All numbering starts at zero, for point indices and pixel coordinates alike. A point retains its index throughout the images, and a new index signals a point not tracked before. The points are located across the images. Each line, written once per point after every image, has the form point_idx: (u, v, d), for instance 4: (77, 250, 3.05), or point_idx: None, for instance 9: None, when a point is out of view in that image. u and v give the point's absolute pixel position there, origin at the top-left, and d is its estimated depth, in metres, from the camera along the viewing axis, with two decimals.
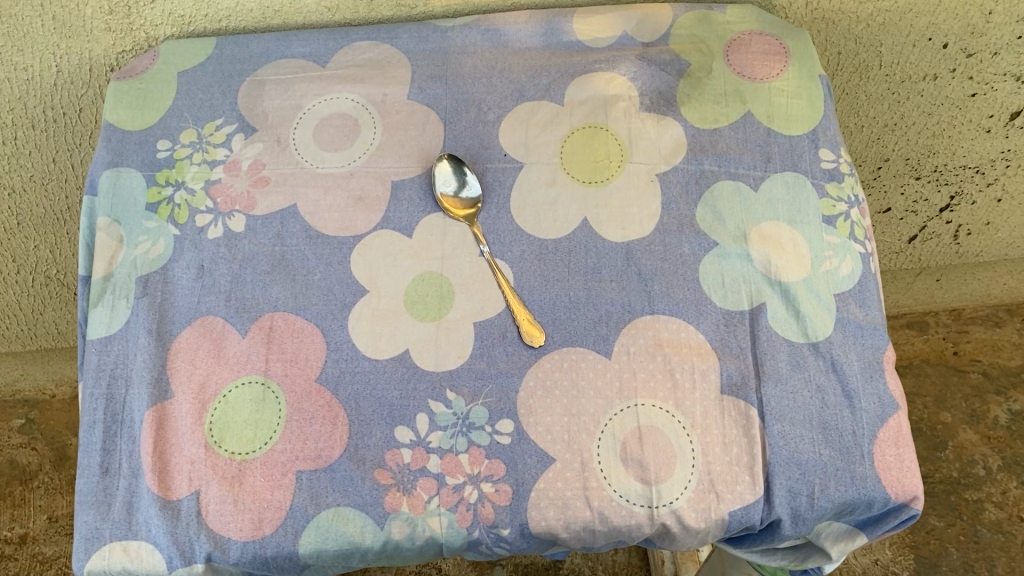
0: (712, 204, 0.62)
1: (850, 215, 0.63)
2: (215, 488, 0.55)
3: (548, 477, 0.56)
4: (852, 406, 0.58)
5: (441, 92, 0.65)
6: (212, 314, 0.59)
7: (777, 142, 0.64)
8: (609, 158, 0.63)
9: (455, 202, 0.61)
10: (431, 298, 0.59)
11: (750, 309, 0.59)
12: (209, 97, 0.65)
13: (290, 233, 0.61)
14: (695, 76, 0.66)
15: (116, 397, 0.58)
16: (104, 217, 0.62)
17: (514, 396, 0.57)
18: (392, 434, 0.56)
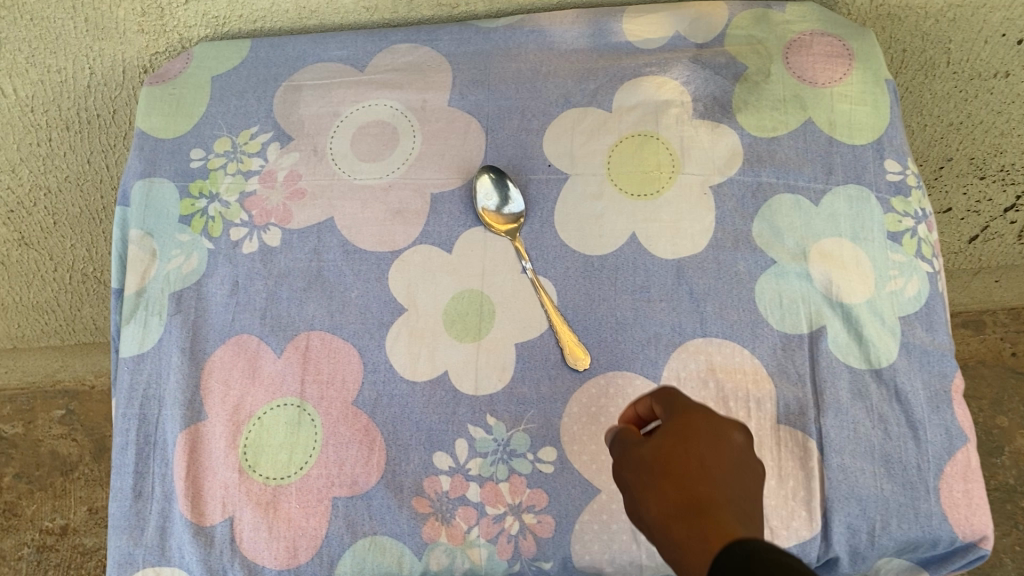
0: (770, 219, 0.59)
1: (917, 231, 0.59)
2: (249, 514, 0.54)
3: (593, 508, 0.53)
4: (916, 437, 0.54)
5: (483, 98, 0.62)
6: (247, 332, 0.57)
7: (840, 152, 0.60)
8: (660, 169, 0.60)
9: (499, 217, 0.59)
10: (471, 318, 0.57)
11: (810, 332, 0.56)
12: (243, 103, 0.63)
13: (326, 247, 0.59)
14: (752, 80, 0.62)
15: (149, 418, 0.56)
16: (136, 230, 0.60)
17: (558, 422, 0.55)
18: (431, 459, 0.54)
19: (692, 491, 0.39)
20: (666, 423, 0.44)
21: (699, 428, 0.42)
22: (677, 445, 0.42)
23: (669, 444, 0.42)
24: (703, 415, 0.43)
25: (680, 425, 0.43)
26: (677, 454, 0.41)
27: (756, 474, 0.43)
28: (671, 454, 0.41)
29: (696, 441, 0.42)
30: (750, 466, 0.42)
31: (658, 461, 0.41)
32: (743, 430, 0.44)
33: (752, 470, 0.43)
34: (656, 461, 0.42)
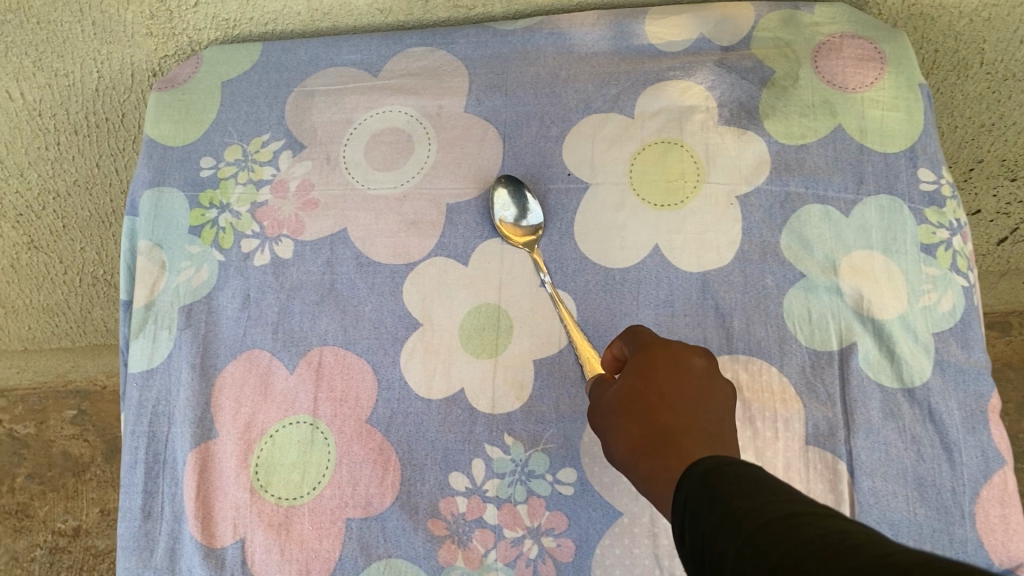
0: (799, 230, 0.57)
1: (953, 243, 0.57)
2: (261, 536, 0.52)
3: (615, 532, 0.51)
4: (951, 459, 0.52)
5: (501, 104, 0.60)
6: (259, 347, 0.55)
7: (871, 160, 0.58)
8: (684, 178, 0.58)
9: (518, 230, 0.57)
10: (488, 333, 0.55)
11: (840, 349, 0.54)
12: (255, 110, 0.61)
13: (340, 259, 0.57)
14: (780, 84, 0.60)
15: (158, 436, 0.55)
16: (145, 241, 0.59)
17: (578, 442, 0.53)
18: (447, 480, 0.53)
19: (653, 427, 0.41)
20: (629, 361, 0.45)
21: (658, 361, 0.44)
22: (637, 382, 0.44)
23: (633, 384, 0.44)
24: (661, 346, 0.45)
25: (638, 361, 0.45)
26: (638, 394, 0.43)
27: (727, 392, 0.44)
28: (632, 394, 0.43)
29: (653, 374, 0.43)
30: (716, 385, 0.43)
31: (621, 403, 0.43)
32: (705, 354, 0.45)
33: (720, 388, 0.43)
34: (621, 403, 0.44)
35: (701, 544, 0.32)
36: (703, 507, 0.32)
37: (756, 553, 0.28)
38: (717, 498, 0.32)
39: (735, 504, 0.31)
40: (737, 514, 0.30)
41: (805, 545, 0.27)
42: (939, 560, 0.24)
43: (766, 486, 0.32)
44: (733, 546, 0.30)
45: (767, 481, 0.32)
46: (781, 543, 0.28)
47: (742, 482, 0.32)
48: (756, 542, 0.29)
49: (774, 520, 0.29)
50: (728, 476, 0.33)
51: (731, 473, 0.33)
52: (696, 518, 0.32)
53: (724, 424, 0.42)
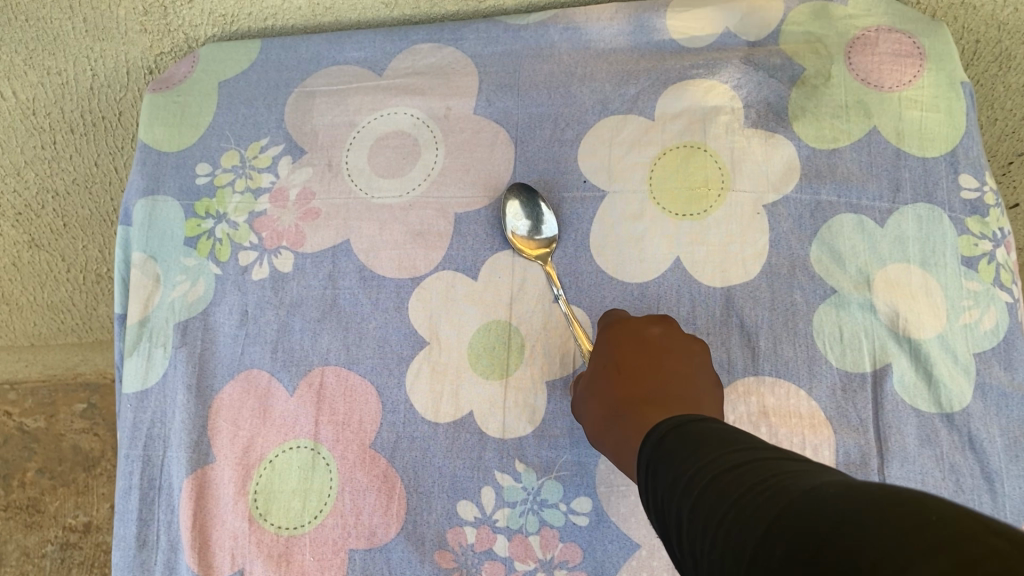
0: (830, 242, 0.53)
1: (996, 255, 0.53)
2: (260, 567, 0.50)
3: (632, 566, 0.49)
4: (992, 489, 0.49)
5: (512, 105, 0.57)
6: (258, 367, 0.53)
7: (908, 165, 0.54)
8: (707, 186, 0.54)
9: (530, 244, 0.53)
10: (498, 353, 0.52)
11: (874, 370, 0.51)
12: (253, 112, 0.58)
13: (342, 272, 0.54)
14: (811, 83, 0.56)
15: (153, 460, 0.53)
16: (138, 253, 0.56)
17: (593, 469, 0.50)
18: (454, 509, 0.50)
19: (622, 397, 0.44)
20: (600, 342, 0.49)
21: (619, 335, 0.47)
22: (603, 357, 0.47)
23: (598, 363, 0.47)
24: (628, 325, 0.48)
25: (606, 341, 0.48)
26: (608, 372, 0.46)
27: (689, 352, 0.46)
28: (597, 372, 0.47)
29: (620, 347, 0.47)
30: (680, 348, 0.46)
31: (589, 384, 0.47)
32: (663, 321, 0.48)
33: (688, 350, 0.46)
34: (593, 382, 0.47)
35: (662, 508, 0.34)
36: (662, 466, 0.35)
37: (704, 509, 0.31)
38: (673, 458, 0.34)
39: (690, 459, 0.33)
40: (693, 468, 0.33)
41: (746, 491, 0.29)
42: (857, 482, 0.27)
43: (719, 437, 0.34)
44: (686, 506, 0.32)
45: (718, 433, 0.34)
46: (726, 490, 0.30)
47: (697, 437, 0.34)
48: (706, 495, 0.31)
49: (718, 472, 0.31)
50: (678, 439, 0.35)
51: (689, 431, 0.35)
52: (658, 476, 0.35)
53: (691, 383, 0.44)
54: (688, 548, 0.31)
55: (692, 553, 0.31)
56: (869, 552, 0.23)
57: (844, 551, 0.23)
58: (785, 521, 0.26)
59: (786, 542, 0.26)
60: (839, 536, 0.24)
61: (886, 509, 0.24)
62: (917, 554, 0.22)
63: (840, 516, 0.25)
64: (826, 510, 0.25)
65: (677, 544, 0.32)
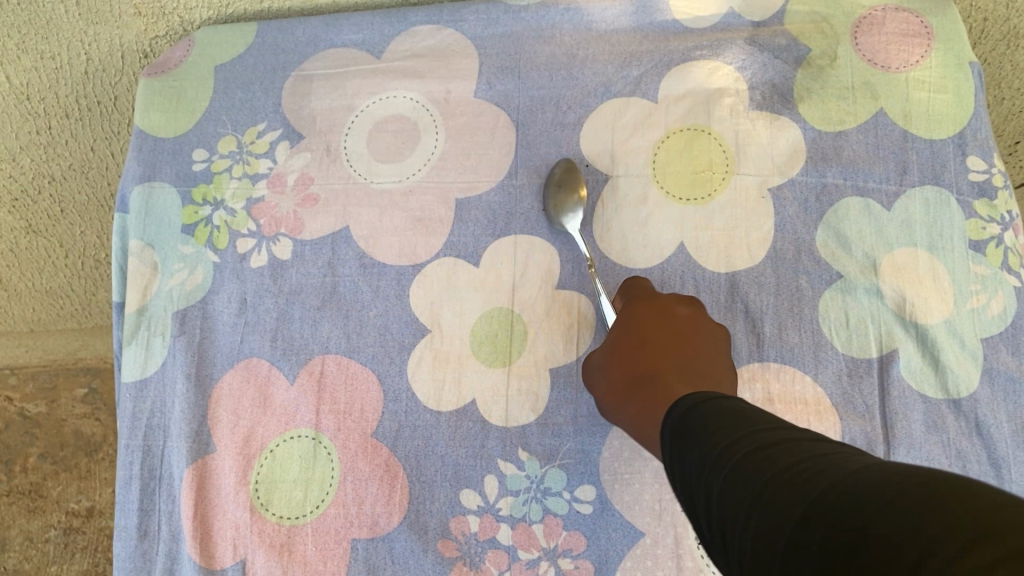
0: (836, 226, 0.52)
1: (1004, 238, 0.52)
2: (263, 557, 0.49)
3: (636, 554, 0.48)
4: (999, 475, 0.49)
5: (513, 87, 0.56)
6: (258, 356, 0.52)
7: (916, 148, 0.53)
8: (711, 169, 0.53)
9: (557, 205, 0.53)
10: (501, 340, 0.52)
11: (880, 356, 0.50)
12: (249, 97, 0.57)
13: (342, 260, 0.53)
14: (817, 64, 0.55)
15: (154, 450, 0.52)
16: (136, 240, 0.55)
17: (597, 457, 0.50)
18: (458, 498, 0.50)
19: (644, 371, 0.44)
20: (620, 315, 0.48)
21: (644, 312, 0.47)
22: (626, 333, 0.47)
23: (622, 338, 0.47)
24: (647, 300, 0.48)
25: (626, 314, 0.48)
26: (626, 345, 0.46)
27: (713, 336, 0.46)
28: (620, 346, 0.47)
29: (644, 324, 0.46)
30: (702, 325, 0.46)
31: (612, 357, 0.47)
32: (690, 302, 0.47)
33: (709, 329, 0.46)
34: (612, 353, 0.47)
35: (690, 488, 0.33)
36: (692, 445, 0.34)
37: (733, 489, 0.30)
38: (702, 437, 0.33)
39: (719, 437, 0.32)
40: (722, 446, 0.32)
41: (778, 471, 0.29)
42: (899, 465, 0.26)
43: (749, 418, 0.33)
44: (714, 487, 0.31)
45: (749, 416, 0.34)
46: (758, 469, 0.29)
47: (727, 418, 0.34)
48: (735, 475, 0.30)
49: (749, 452, 0.31)
50: (708, 419, 0.34)
51: (718, 410, 0.35)
52: (685, 455, 0.34)
53: (715, 365, 0.44)
54: (716, 528, 0.30)
55: (720, 534, 0.30)
56: (912, 543, 0.22)
57: (884, 540, 0.23)
58: (821, 506, 0.25)
59: (820, 528, 0.25)
60: (881, 522, 0.23)
61: (929, 495, 0.23)
62: (973, 540, 0.21)
63: (880, 502, 0.24)
64: (870, 492, 0.24)
65: (705, 523, 0.32)
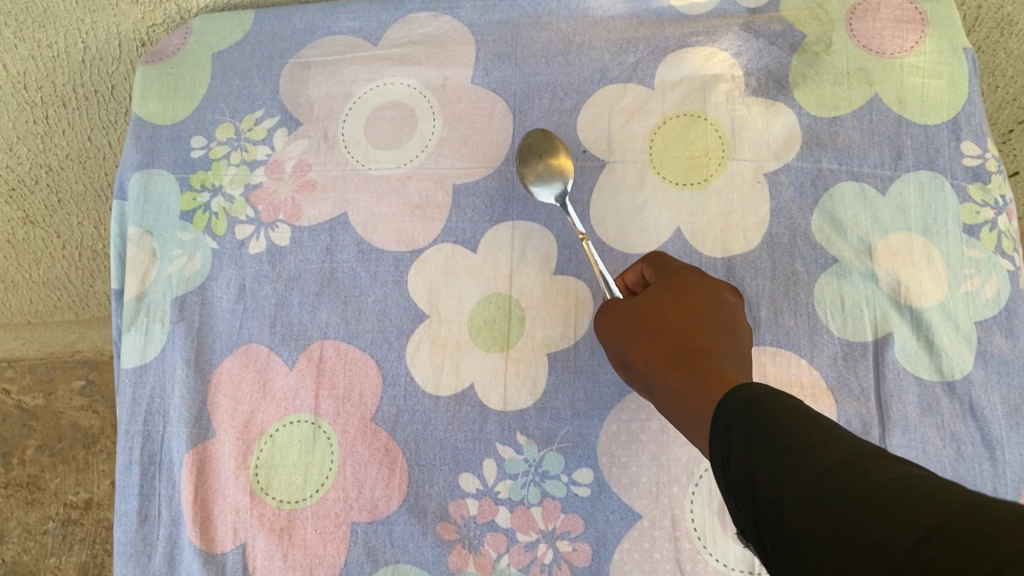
0: (831, 210, 0.53)
1: (998, 222, 0.53)
2: (263, 541, 0.50)
3: (633, 536, 0.49)
4: (992, 456, 0.49)
5: (510, 74, 0.56)
6: (256, 342, 0.52)
7: (910, 133, 0.54)
8: (707, 155, 0.54)
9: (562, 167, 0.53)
10: (499, 325, 0.52)
11: (875, 340, 0.51)
12: (247, 84, 0.57)
13: (340, 246, 0.54)
14: (812, 50, 0.55)
15: (153, 435, 0.52)
16: (134, 227, 0.55)
17: (595, 441, 0.50)
18: (457, 481, 0.50)
19: (693, 344, 0.40)
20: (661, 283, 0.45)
21: (693, 289, 0.44)
22: (674, 301, 0.43)
23: (669, 304, 0.43)
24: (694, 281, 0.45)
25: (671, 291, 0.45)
26: (666, 318, 0.43)
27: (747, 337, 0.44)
28: (663, 311, 0.43)
29: (696, 300, 0.43)
30: (743, 325, 0.43)
31: (653, 318, 0.43)
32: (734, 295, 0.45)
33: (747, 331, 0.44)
34: (647, 315, 0.44)
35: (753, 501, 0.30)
36: (753, 448, 0.31)
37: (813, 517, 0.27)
38: (766, 441, 0.30)
39: (785, 448, 0.29)
40: (791, 464, 0.29)
41: (866, 503, 0.26)
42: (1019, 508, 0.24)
43: (810, 425, 0.30)
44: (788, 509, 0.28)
45: (812, 421, 0.31)
46: (842, 498, 0.26)
47: (792, 420, 0.30)
48: (814, 499, 0.27)
49: (826, 472, 0.28)
50: (766, 416, 0.31)
51: (783, 408, 0.31)
52: (743, 461, 0.31)
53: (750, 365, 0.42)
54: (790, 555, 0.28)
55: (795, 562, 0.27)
56: None
57: None
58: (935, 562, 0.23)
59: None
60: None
61: None
62: None
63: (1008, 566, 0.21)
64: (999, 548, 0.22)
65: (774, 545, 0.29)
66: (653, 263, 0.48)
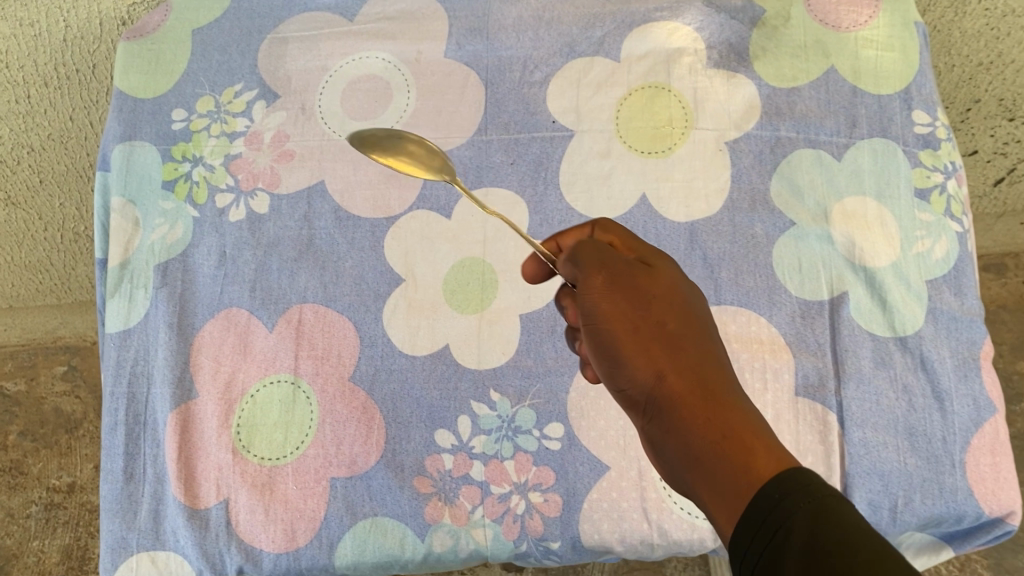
0: (789, 176, 0.55)
1: (947, 187, 0.55)
2: (245, 497, 0.51)
3: (602, 486, 0.51)
4: (942, 408, 0.51)
5: (481, 48, 0.58)
6: (237, 305, 0.54)
7: (864, 102, 0.56)
8: (672, 124, 0.56)
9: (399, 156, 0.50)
10: (472, 287, 0.54)
11: (831, 298, 0.53)
12: (226, 59, 0.59)
13: (317, 213, 0.55)
14: (771, 24, 0.58)
15: (138, 396, 0.54)
16: (117, 197, 0.57)
17: (564, 398, 0.52)
18: (432, 437, 0.52)
19: (714, 381, 0.36)
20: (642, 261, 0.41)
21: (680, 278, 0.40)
22: (678, 310, 0.39)
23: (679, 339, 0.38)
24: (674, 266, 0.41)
25: (677, 299, 0.39)
26: (683, 340, 0.38)
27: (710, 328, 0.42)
28: (669, 311, 0.39)
29: (692, 306, 0.39)
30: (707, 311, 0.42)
31: (666, 339, 0.38)
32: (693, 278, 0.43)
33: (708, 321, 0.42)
34: (656, 325, 0.38)
35: None
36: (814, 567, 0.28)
37: None
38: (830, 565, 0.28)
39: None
40: None
41: None
42: None
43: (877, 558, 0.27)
44: None
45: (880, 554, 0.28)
46: None
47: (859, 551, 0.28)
48: None
49: None
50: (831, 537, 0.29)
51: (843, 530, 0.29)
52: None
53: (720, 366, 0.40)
54: None
55: None
56: None
57: None
58: None
59: None
60: None
61: None
62: None
63: None
64: None
65: None
66: (608, 228, 0.44)
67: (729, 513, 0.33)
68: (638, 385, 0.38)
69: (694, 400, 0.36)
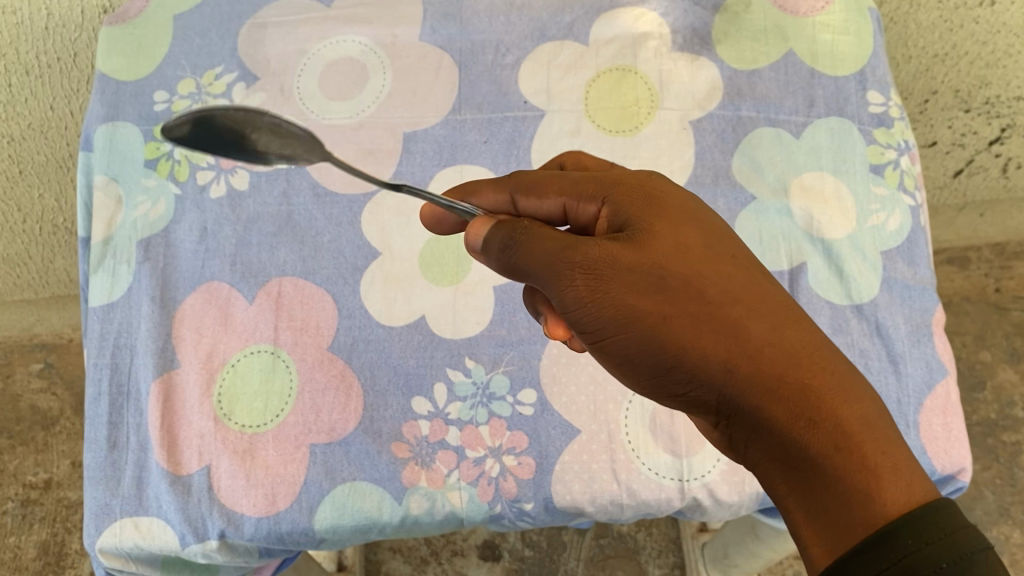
0: (750, 153, 0.58)
1: (900, 163, 0.58)
2: (227, 462, 0.52)
3: (573, 449, 0.52)
4: (896, 371, 0.54)
5: (455, 32, 0.60)
6: (218, 280, 0.56)
7: (821, 83, 0.59)
8: (638, 104, 0.59)
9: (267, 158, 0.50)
10: (447, 260, 0.56)
11: (791, 268, 0.55)
12: (207, 42, 0.61)
13: (296, 190, 0.57)
14: (732, 9, 0.60)
15: (121, 367, 0.55)
16: (100, 175, 0.58)
17: (536, 365, 0.54)
18: (409, 405, 0.53)
19: (779, 359, 0.35)
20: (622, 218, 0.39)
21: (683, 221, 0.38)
22: (705, 273, 0.37)
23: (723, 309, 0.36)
24: (671, 206, 0.39)
25: (695, 255, 0.37)
26: (727, 316, 0.36)
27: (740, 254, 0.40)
28: (700, 282, 0.36)
29: (714, 256, 0.37)
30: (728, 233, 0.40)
31: (714, 321, 0.36)
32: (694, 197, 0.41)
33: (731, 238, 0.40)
34: (697, 308, 0.36)
35: None
36: None
37: None
38: None
39: None
40: None
41: None
42: None
43: None
44: None
45: None
46: None
47: None
48: None
49: None
50: None
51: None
52: None
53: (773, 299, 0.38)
54: None
55: None
56: None
57: None
58: None
59: None
60: None
61: None
62: None
63: None
64: None
65: None
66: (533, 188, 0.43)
67: (836, 526, 0.32)
68: (704, 386, 0.36)
69: (780, 397, 0.34)
